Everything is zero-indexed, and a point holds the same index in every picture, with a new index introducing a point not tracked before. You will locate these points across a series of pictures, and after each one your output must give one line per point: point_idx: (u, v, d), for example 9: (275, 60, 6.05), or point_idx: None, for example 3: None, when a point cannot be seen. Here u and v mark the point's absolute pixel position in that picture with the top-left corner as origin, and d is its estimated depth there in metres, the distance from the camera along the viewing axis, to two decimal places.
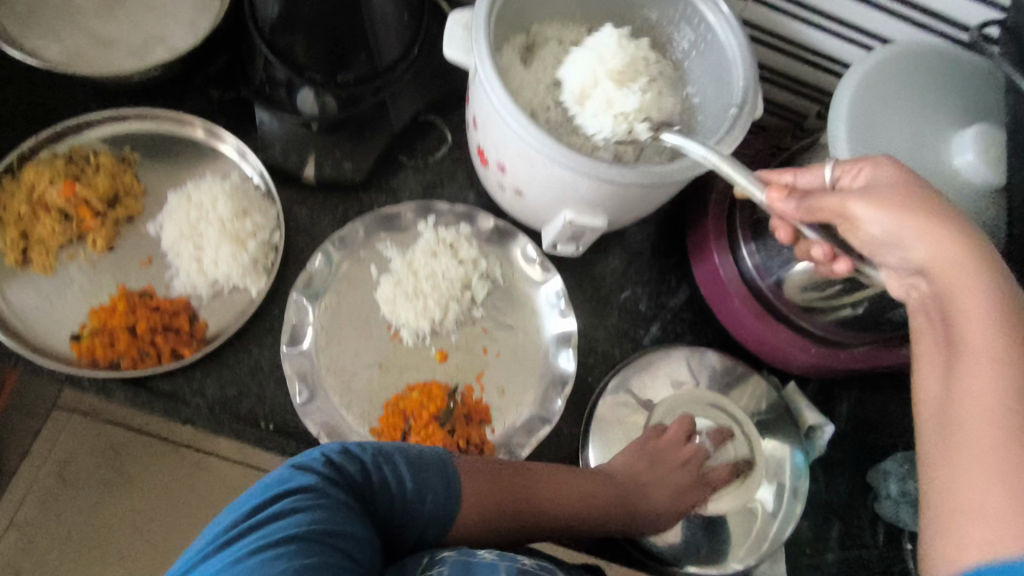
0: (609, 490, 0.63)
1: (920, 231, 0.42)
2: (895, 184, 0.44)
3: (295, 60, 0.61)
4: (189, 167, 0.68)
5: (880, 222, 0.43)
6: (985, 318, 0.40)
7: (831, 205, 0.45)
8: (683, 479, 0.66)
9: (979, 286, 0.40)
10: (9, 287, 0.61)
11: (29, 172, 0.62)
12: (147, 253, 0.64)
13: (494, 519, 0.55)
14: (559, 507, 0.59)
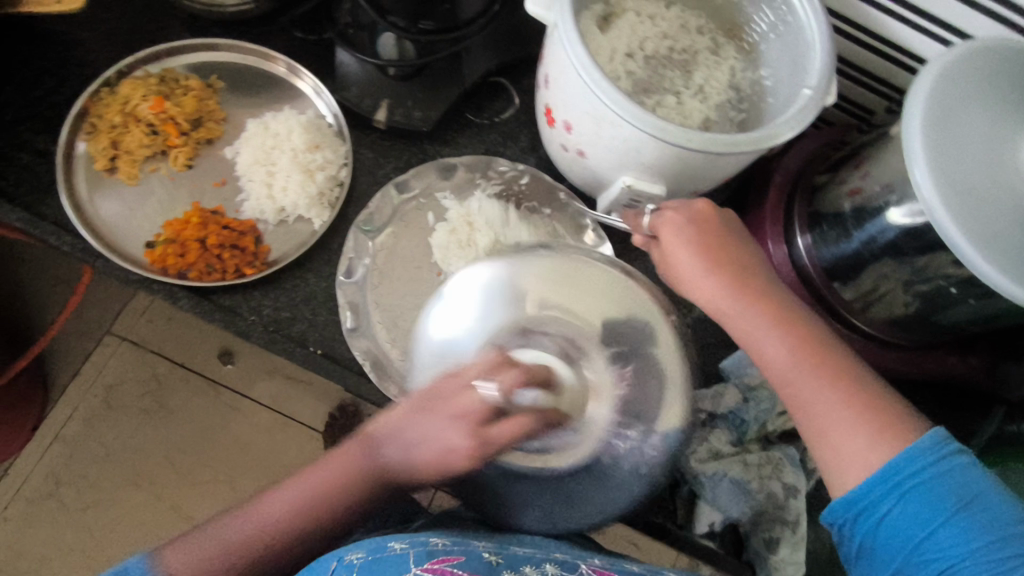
0: (366, 484, 0.54)
1: (697, 268, 0.54)
2: (681, 223, 0.55)
3: (380, 3, 0.63)
4: (268, 102, 0.71)
5: (686, 270, 0.54)
6: (749, 318, 0.51)
7: (665, 253, 0.56)
8: (453, 438, 0.50)
9: (737, 302, 0.52)
10: (95, 191, 0.65)
11: (126, 87, 0.66)
12: (222, 175, 0.68)
13: (267, 557, 0.55)
14: (318, 515, 0.55)
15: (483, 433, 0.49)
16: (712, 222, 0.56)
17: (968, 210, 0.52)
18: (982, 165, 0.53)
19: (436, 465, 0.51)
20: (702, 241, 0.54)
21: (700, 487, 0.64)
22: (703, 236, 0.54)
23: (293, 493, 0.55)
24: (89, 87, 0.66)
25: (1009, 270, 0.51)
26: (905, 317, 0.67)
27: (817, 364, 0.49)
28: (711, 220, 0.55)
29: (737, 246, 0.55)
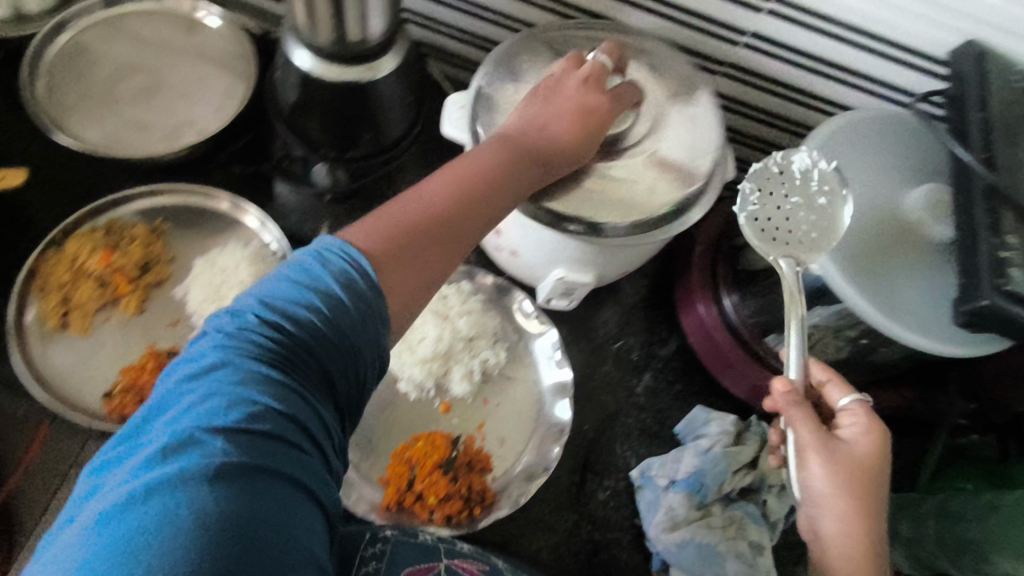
0: (491, 174, 0.53)
1: (849, 486, 0.52)
2: (864, 455, 0.54)
3: (310, 140, 0.69)
4: (213, 237, 0.74)
5: (828, 483, 0.53)
6: (837, 487, 0.52)
7: (824, 449, 0.53)
8: (561, 110, 0.58)
9: (826, 449, 0.53)
10: (49, 349, 0.67)
11: (72, 244, 0.69)
12: (174, 315, 0.70)
13: (419, 259, 0.47)
14: (491, 189, 0.52)
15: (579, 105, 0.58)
16: (875, 465, 0.54)
17: (858, 272, 0.57)
18: (865, 230, 0.59)
19: (550, 144, 0.57)
20: (858, 485, 0.52)
21: (669, 556, 0.66)
22: (863, 468, 0.53)
23: (455, 175, 0.52)
24: (36, 249, 0.68)
25: (894, 315, 0.56)
26: (836, 363, 0.71)
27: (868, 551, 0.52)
28: (878, 455, 0.54)
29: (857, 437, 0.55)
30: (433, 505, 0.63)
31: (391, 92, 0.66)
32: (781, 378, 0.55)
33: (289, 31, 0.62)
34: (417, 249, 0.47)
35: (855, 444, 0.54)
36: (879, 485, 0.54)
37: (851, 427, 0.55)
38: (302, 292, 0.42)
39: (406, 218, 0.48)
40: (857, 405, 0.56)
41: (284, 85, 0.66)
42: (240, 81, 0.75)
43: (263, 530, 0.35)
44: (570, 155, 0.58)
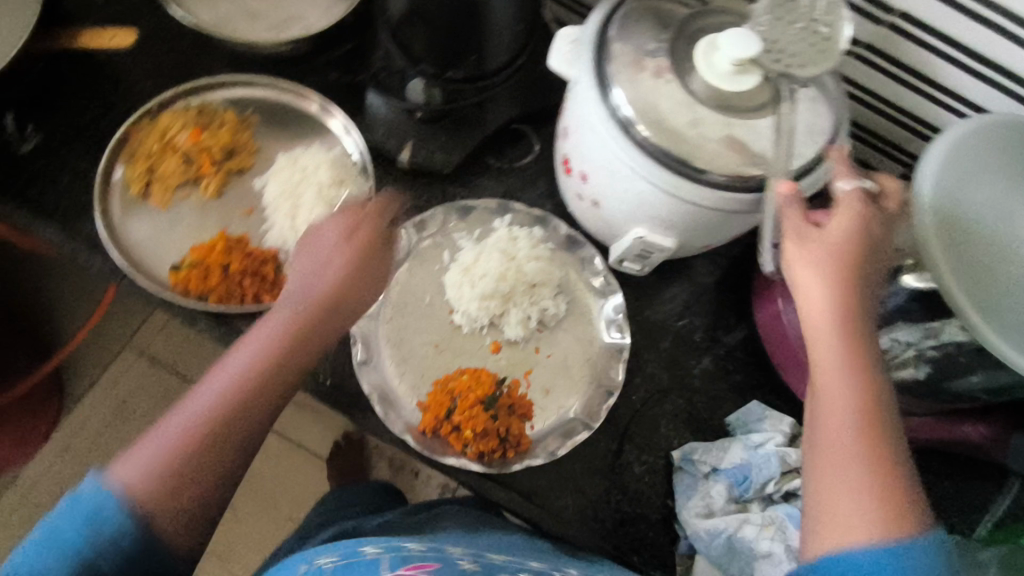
0: (268, 349, 0.51)
1: (828, 277, 0.47)
2: (839, 236, 0.48)
3: (412, 52, 0.67)
4: (298, 137, 0.74)
5: (808, 267, 0.48)
6: (832, 317, 0.47)
7: (801, 230, 0.49)
8: (334, 254, 0.55)
9: (825, 276, 0.48)
10: (127, 214, 0.68)
11: (166, 118, 0.70)
12: (250, 205, 0.71)
13: (222, 458, 0.48)
14: (281, 364, 0.51)
15: (358, 248, 0.56)
16: (859, 245, 0.48)
17: (978, 285, 0.52)
18: (994, 243, 0.54)
19: (364, 271, 0.56)
20: (836, 264, 0.47)
21: (697, 542, 0.64)
22: (845, 250, 0.48)
23: (240, 367, 0.51)
24: (131, 116, 0.69)
25: (1001, 331, 0.51)
26: (915, 383, 0.66)
27: (868, 398, 0.45)
28: (860, 233, 0.49)
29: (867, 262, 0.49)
30: (468, 440, 0.62)
31: (500, 14, 0.65)
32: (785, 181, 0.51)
33: None
34: (229, 409, 0.49)
35: (837, 229, 0.49)
36: (863, 266, 0.48)
37: (843, 209, 0.50)
38: (51, 552, 0.43)
39: (204, 410, 0.49)
40: (853, 191, 0.50)
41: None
42: None
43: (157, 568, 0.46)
44: (355, 301, 0.56)
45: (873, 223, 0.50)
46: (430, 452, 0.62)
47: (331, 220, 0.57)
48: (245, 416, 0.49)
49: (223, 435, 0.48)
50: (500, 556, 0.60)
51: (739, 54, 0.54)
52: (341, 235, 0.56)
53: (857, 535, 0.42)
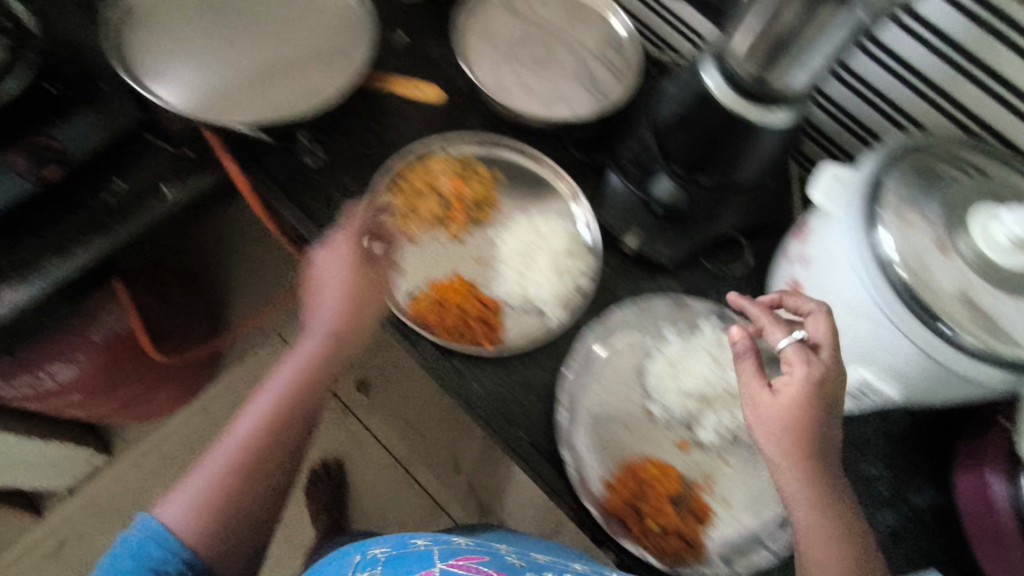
0: (283, 394, 0.70)
1: (773, 431, 0.58)
2: (787, 407, 0.57)
3: (667, 151, 0.72)
4: (539, 202, 0.80)
5: (764, 430, 0.59)
6: (794, 478, 0.58)
7: (759, 400, 0.59)
8: (334, 290, 0.70)
9: (783, 442, 0.58)
10: (379, 236, 0.74)
11: (434, 162, 0.78)
12: (482, 253, 0.76)
13: (251, 483, 0.66)
14: (299, 398, 0.70)
15: (357, 276, 0.70)
16: (809, 404, 0.56)
17: None
18: None
19: (356, 317, 0.71)
20: (788, 428, 0.57)
21: None
22: (796, 408, 0.57)
23: (270, 401, 0.70)
24: (405, 154, 0.77)
25: None
26: None
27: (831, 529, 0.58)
28: (813, 393, 0.56)
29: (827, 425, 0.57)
30: (651, 532, 0.65)
31: (768, 143, 0.68)
32: (739, 328, 0.62)
33: (710, 55, 0.67)
34: (279, 404, 0.70)
35: (785, 394, 0.57)
36: (814, 418, 0.57)
37: (790, 367, 0.58)
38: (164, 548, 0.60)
39: (252, 425, 0.68)
40: (794, 349, 0.58)
41: (676, 100, 0.70)
42: (619, 82, 0.79)
43: (238, 551, 0.64)
44: (351, 329, 0.71)
45: (827, 371, 0.57)
46: (613, 534, 0.64)
47: (334, 250, 0.71)
48: (301, 395, 0.70)
49: (282, 416, 0.69)
50: (541, 557, 0.78)
51: (1020, 234, 0.54)
52: (342, 273, 0.69)
53: None
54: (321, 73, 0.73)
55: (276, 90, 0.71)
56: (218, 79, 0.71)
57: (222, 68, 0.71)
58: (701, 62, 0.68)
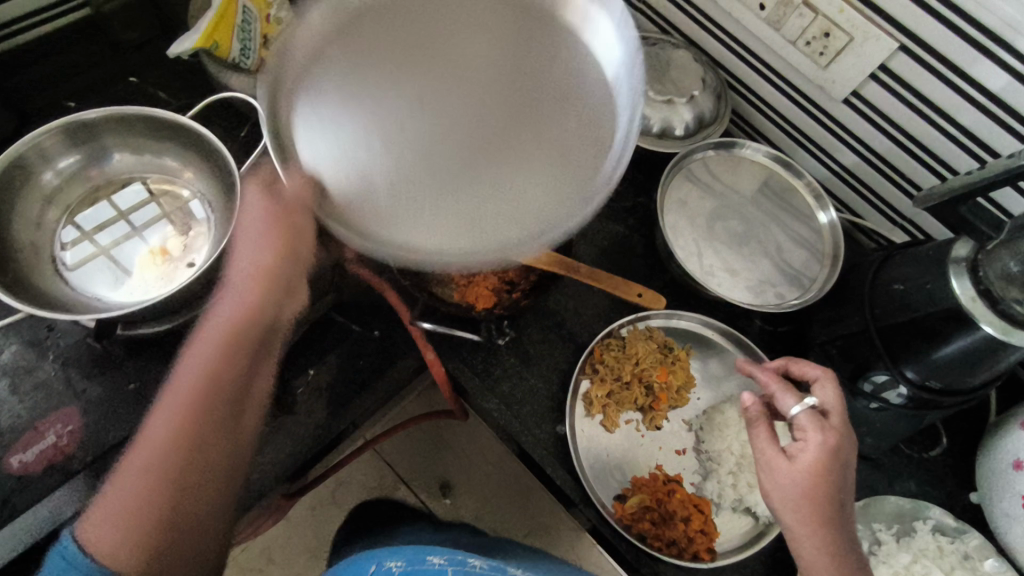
0: (203, 370, 0.53)
1: (793, 497, 0.57)
2: (804, 470, 0.57)
3: (893, 351, 0.68)
4: (731, 381, 0.76)
5: (788, 489, 0.57)
6: (786, 502, 0.57)
7: (772, 463, 0.59)
8: (265, 254, 0.55)
9: (787, 486, 0.57)
10: (581, 428, 0.71)
11: (636, 346, 0.72)
12: (683, 444, 0.73)
13: (189, 498, 0.51)
14: (227, 372, 0.54)
15: (278, 219, 0.55)
16: (827, 472, 0.56)
17: None
18: None
19: (276, 280, 0.55)
20: (806, 495, 0.56)
21: None
22: (814, 475, 0.56)
23: (183, 389, 0.53)
24: (603, 336, 0.73)
25: None
26: None
27: (813, 534, 0.56)
28: (828, 458, 0.57)
29: (838, 480, 0.57)
30: None
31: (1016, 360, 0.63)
32: (753, 394, 0.63)
33: (962, 264, 0.63)
34: (200, 386, 0.53)
35: (804, 458, 0.57)
36: (832, 482, 0.57)
37: (804, 434, 0.59)
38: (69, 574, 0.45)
39: (167, 414, 0.52)
40: (807, 415, 0.59)
41: (912, 302, 0.66)
42: (820, 260, 0.76)
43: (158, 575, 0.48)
44: (261, 272, 0.55)
45: (840, 442, 0.58)
46: None
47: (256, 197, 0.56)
48: (208, 369, 0.53)
49: (205, 403, 0.53)
50: None
51: None
52: (261, 224, 0.55)
53: None
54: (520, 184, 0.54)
55: (435, 204, 0.53)
56: (373, 160, 0.54)
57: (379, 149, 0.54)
58: (949, 270, 0.63)
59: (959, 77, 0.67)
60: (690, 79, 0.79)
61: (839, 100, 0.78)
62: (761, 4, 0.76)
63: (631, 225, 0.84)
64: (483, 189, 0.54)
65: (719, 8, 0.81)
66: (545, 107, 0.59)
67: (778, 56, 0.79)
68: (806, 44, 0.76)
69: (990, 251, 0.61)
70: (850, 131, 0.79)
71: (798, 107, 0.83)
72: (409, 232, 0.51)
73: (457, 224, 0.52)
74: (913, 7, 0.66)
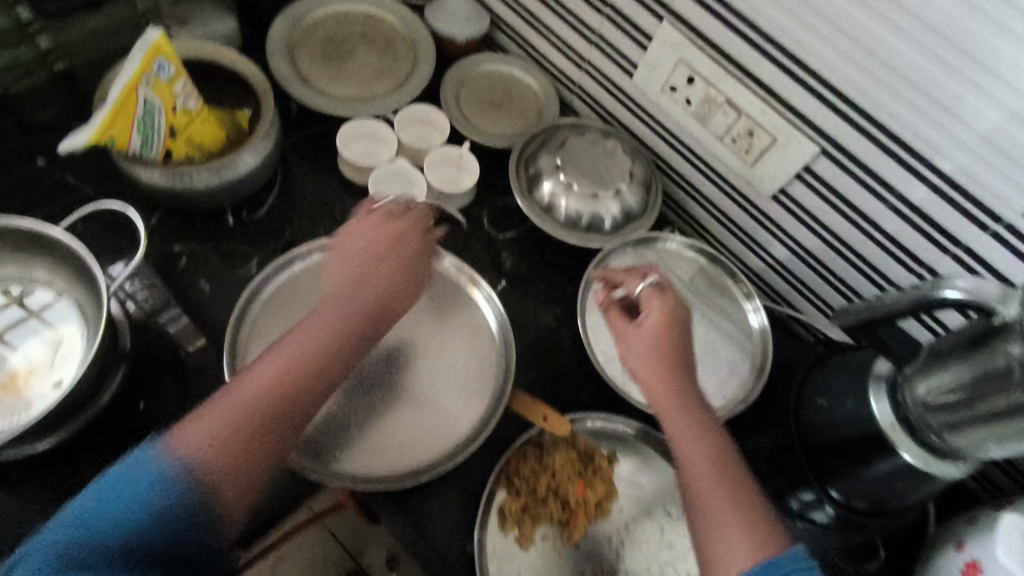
0: (323, 328, 0.56)
1: (645, 354, 0.58)
2: (649, 329, 0.59)
3: (818, 470, 0.65)
4: (658, 490, 0.71)
5: (637, 350, 0.59)
6: (637, 366, 0.58)
7: (625, 334, 0.60)
8: (394, 286, 0.60)
9: (636, 352, 0.59)
10: (492, 546, 0.65)
11: (555, 457, 0.69)
12: (603, 563, 0.67)
13: (258, 470, 0.50)
14: (344, 344, 0.56)
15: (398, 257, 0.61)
16: (668, 327, 0.59)
17: None
18: None
19: (394, 295, 0.60)
20: (653, 347, 0.58)
21: None
22: (662, 332, 0.59)
23: (296, 342, 0.54)
24: (521, 443, 0.70)
25: None
26: None
27: (668, 391, 0.57)
28: (669, 316, 0.60)
29: (678, 336, 0.59)
30: None
31: (941, 487, 0.59)
32: (606, 292, 0.65)
33: (883, 384, 0.60)
34: (315, 341, 0.55)
35: (647, 322, 0.60)
36: (676, 337, 0.59)
37: (647, 305, 0.61)
38: (140, 511, 0.43)
39: (293, 347, 0.54)
40: (650, 286, 0.62)
41: (834, 421, 0.63)
42: (747, 362, 0.74)
43: (197, 561, 0.46)
44: (389, 291, 0.60)
45: (677, 306, 0.61)
46: None
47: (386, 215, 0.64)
48: (333, 335, 0.56)
49: (313, 366, 0.54)
50: None
51: None
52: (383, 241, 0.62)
53: (727, 535, 0.49)
54: (446, 418, 0.66)
55: (403, 420, 0.64)
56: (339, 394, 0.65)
57: (381, 369, 0.66)
58: (871, 388, 0.61)
59: (881, 186, 0.66)
60: (617, 172, 0.77)
61: (768, 197, 0.76)
62: (688, 99, 0.75)
63: (558, 317, 0.81)
64: (407, 434, 0.64)
65: (649, 98, 0.79)
66: (461, 359, 0.69)
67: (708, 151, 0.78)
68: (733, 141, 0.74)
69: (909, 376, 0.57)
70: (781, 228, 0.77)
71: (730, 200, 0.80)
72: (354, 467, 0.62)
73: (398, 459, 0.63)
74: (835, 116, 0.65)
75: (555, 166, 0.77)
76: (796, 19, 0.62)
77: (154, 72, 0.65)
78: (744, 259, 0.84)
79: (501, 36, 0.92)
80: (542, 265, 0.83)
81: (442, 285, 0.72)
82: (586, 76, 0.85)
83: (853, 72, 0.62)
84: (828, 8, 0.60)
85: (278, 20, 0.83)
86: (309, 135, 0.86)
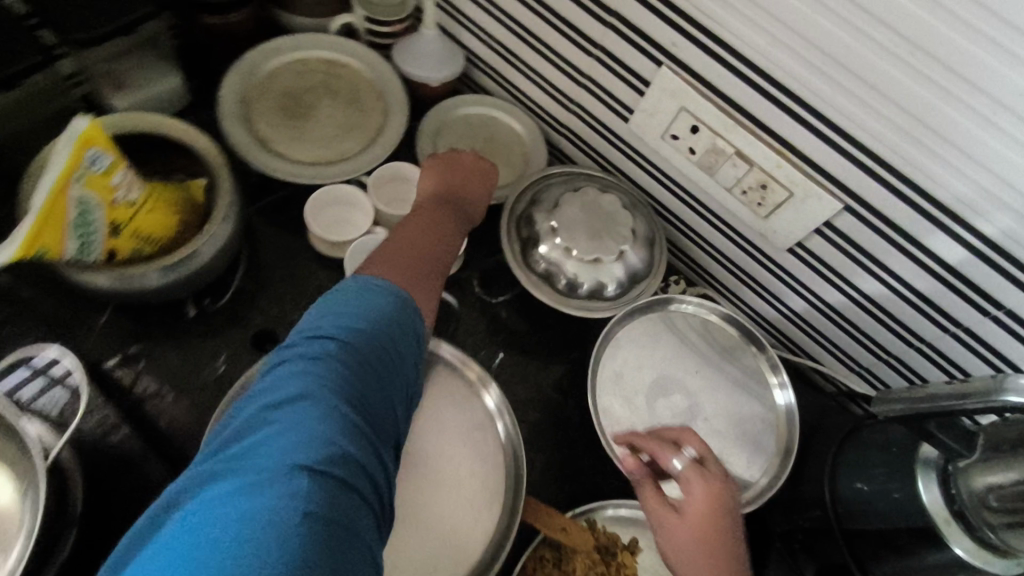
0: (437, 214, 0.67)
1: (686, 551, 0.55)
2: (695, 512, 0.56)
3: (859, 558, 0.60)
4: None
5: (681, 539, 0.55)
6: (680, 555, 0.55)
7: (667, 525, 0.57)
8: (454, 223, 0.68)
9: (680, 536, 0.56)
10: None
11: (572, 560, 0.63)
12: None
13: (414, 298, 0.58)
14: (443, 235, 0.66)
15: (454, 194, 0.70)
16: (715, 513, 0.56)
17: None
18: None
19: (454, 204, 0.70)
20: (700, 542, 0.55)
21: None
22: (705, 525, 0.56)
23: (407, 226, 0.65)
24: (534, 546, 0.63)
25: None
26: None
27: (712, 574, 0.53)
28: (712, 504, 0.56)
29: (731, 522, 0.57)
30: None
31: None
32: (629, 453, 0.61)
33: (931, 471, 0.56)
34: (429, 225, 0.66)
35: (692, 503, 0.57)
36: (724, 527, 0.56)
37: (688, 485, 0.58)
38: (332, 329, 0.49)
39: (407, 230, 0.65)
40: (690, 469, 0.58)
41: (877, 511, 0.58)
42: (771, 433, 0.69)
43: (375, 418, 0.47)
44: (468, 206, 0.71)
45: (722, 489, 0.58)
46: None
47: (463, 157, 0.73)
48: (440, 218, 0.67)
49: (433, 230, 0.66)
50: None
51: None
52: (457, 168, 0.72)
53: None
54: (460, 536, 0.61)
55: (417, 543, 0.59)
56: None
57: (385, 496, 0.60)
58: (918, 473, 0.56)
59: (911, 245, 0.60)
60: (619, 232, 0.70)
61: (783, 249, 0.70)
62: (692, 149, 0.68)
63: (563, 389, 0.74)
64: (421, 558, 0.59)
65: (647, 146, 0.72)
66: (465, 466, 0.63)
67: (715, 202, 0.71)
68: (743, 194, 0.67)
69: (964, 468, 0.53)
70: (798, 281, 0.72)
71: (741, 250, 0.74)
72: None
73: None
74: (861, 174, 0.59)
75: (551, 229, 0.70)
76: (815, 71, 0.55)
77: (86, 167, 0.55)
78: (756, 308, 0.79)
79: (479, 74, 0.84)
80: (542, 331, 0.77)
81: (434, 379, 0.66)
82: (576, 120, 0.78)
83: (882, 128, 0.55)
84: (854, 61, 0.53)
85: (228, 75, 0.74)
86: (274, 202, 0.77)
